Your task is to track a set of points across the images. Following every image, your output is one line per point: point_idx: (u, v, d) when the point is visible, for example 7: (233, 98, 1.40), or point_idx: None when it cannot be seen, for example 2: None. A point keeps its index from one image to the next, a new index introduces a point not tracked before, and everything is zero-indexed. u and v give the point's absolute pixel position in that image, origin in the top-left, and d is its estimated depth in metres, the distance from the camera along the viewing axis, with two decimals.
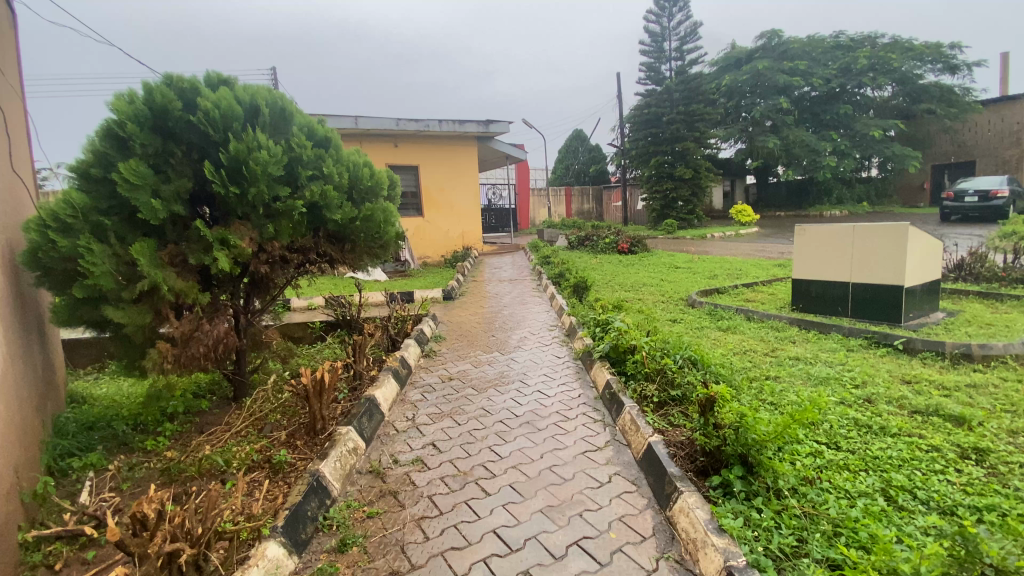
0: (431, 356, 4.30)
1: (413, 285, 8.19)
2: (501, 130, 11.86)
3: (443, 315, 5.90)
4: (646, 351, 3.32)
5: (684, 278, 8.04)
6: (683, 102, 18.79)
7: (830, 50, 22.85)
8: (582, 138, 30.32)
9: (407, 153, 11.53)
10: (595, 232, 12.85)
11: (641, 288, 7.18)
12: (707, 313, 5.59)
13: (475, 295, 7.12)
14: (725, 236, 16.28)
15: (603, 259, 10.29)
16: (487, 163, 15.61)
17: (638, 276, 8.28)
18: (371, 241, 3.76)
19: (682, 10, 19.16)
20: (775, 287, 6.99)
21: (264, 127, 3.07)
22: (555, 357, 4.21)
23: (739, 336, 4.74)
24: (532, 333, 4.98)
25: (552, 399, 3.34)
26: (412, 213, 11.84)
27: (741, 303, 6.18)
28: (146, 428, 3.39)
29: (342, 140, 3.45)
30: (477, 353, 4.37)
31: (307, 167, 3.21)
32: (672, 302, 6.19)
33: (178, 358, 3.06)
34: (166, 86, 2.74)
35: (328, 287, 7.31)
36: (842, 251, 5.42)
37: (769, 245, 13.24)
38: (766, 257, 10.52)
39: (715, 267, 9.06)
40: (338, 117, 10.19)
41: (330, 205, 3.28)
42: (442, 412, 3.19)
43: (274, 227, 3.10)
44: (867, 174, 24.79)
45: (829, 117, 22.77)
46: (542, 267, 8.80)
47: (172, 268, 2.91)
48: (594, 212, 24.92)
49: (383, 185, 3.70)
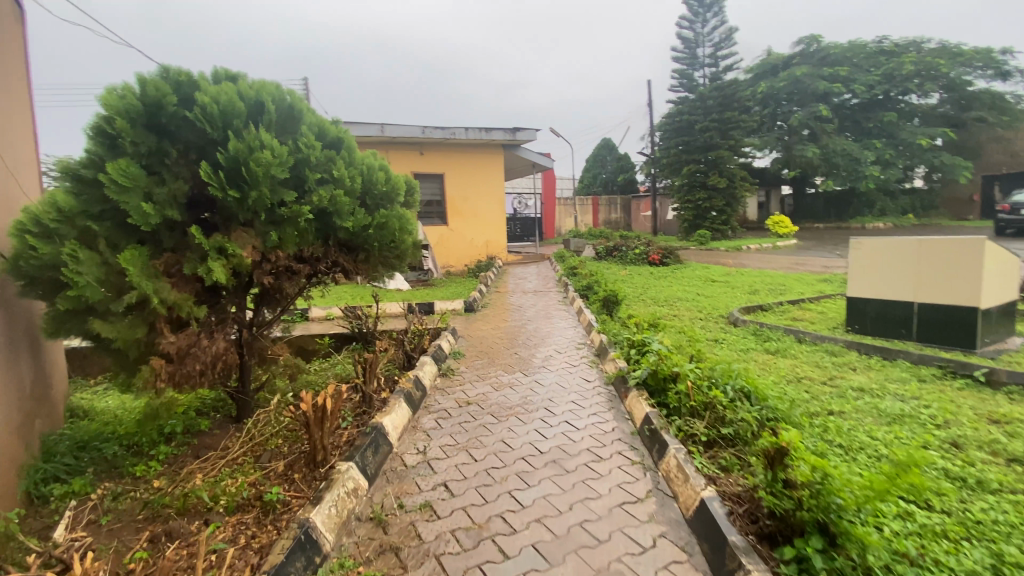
0: (449, 376, 3.96)
1: (435, 295, 7.91)
2: (528, 138, 11.58)
3: (463, 328, 5.56)
4: (692, 380, 2.91)
5: (721, 292, 7.55)
6: (717, 110, 18.20)
7: (872, 56, 21.92)
8: (610, 147, 29.85)
9: (432, 161, 11.33)
10: (623, 242, 12.40)
11: (676, 304, 6.72)
12: (751, 333, 5.13)
13: (498, 307, 6.79)
14: (761, 247, 15.56)
15: (633, 271, 9.83)
16: (514, 172, 15.33)
17: (671, 289, 7.81)
18: (386, 252, 3.46)
19: (717, 16, 18.60)
20: (824, 305, 6.43)
21: (270, 126, 2.79)
22: (584, 381, 3.80)
23: (790, 361, 4.27)
24: (559, 351, 4.61)
25: (582, 432, 2.95)
26: (436, 221, 11.62)
27: (787, 322, 5.67)
28: (141, 450, 3.13)
29: (355, 141, 3.15)
30: (498, 373, 4.02)
31: (317, 168, 2.92)
32: (711, 320, 5.73)
33: (172, 376, 2.80)
34: (162, 79, 2.50)
35: (347, 296, 7.09)
36: (906, 268, 4.87)
37: (809, 258, 12.53)
38: (808, 271, 9.88)
39: (753, 281, 8.53)
40: (363, 124, 10.06)
41: (340, 212, 2.98)
42: (457, 444, 2.84)
43: (278, 235, 2.81)
44: (912, 185, 23.60)
45: (872, 124, 21.77)
46: (568, 279, 8.41)
47: (166, 278, 2.66)
48: (621, 222, 24.39)
49: (400, 191, 3.39)
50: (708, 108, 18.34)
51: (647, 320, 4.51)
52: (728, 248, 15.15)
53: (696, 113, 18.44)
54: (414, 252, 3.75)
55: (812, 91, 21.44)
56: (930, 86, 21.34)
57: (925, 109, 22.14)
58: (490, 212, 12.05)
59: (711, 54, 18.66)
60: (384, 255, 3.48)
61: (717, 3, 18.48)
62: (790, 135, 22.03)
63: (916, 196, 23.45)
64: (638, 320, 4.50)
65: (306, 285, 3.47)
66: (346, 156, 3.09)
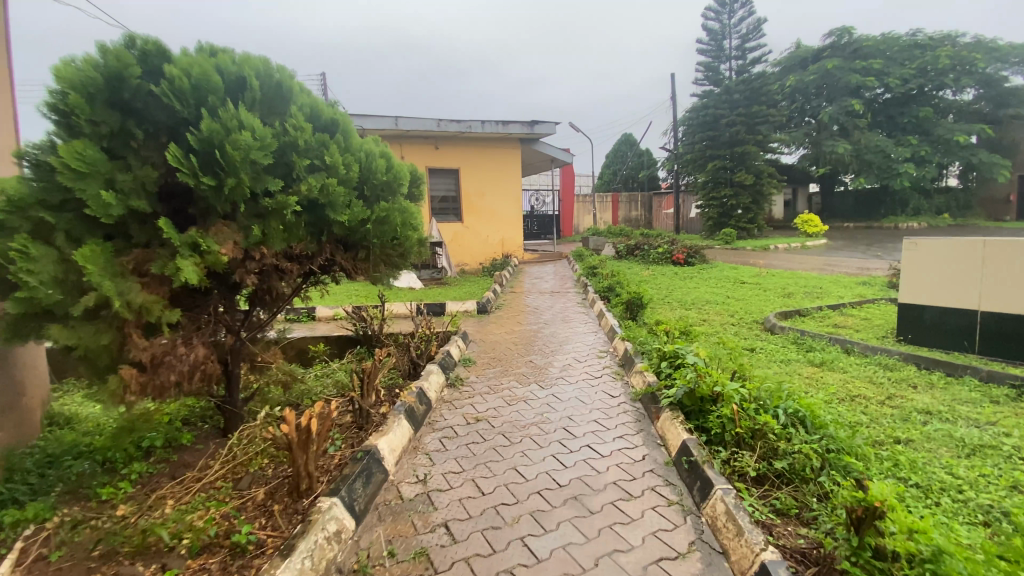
0: (457, 386, 3.58)
1: (447, 294, 7.58)
2: (547, 131, 11.16)
3: (475, 332, 5.18)
4: (737, 403, 2.50)
5: (752, 296, 7.05)
6: (743, 104, 17.58)
7: (907, 48, 20.95)
8: (631, 143, 29.21)
9: (448, 155, 10.97)
10: (645, 241, 11.91)
11: (704, 307, 6.27)
12: (790, 342, 4.68)
13: (513, 309, 6.39)
14: (789, 247, 14.89)
15: (655, 270, 9.37)
16: (532, 168, 14.93)
17: (698, 292, 7.34)
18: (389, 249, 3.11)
19: (745, 6, 17.88)
20: (867, 311, 5.92)
21: (253, 106, 2.45)
22: (608, 396, 3.38)
23: (839, 377, 3.81)
24: (578, 360, 4.20)
25: (608, 460, 2.54)
26: (451, 217, 11.28)
27: (830, 330, 5.18)
28: (115, 467, 2.82)
29: (352, 124, 2.78)
30: (512, 384, 3.62)
31: (309, 154, 2.56)
32: (745, 326, 5.28)
33: (144, 388, 2.48)
34: (126, 50, 2.18)
35: (356, 295, 6.79)
36: (967, 271, 4.35)
37: (841, 259, 11.91)
38: (842, 273, 9.31)
39: (785, 283, 8.01)
40: (377, 117, 9.73)
41: (334, 204, 2.62)
42: (463, 472, 2.45)
43: (262, 230, 2.46)
44: (947, 184, 22.57)
45: (906, 120, 20.78)
46: (588, 279, 7.99)
47: (135, 277, 2.33)
48: (642, 220, 23.81)
49: (404, 181, 3.01)
50: (734, 102, 17.72)
51: (676, 326, 4.09)
52: (754, 248, 14.54)
53: (722, 107, 17.77)
54: (421, 250, 3.39)
55: (844, 85, 20.57)
56: (968, 80, 20.33)
57: (962, 104, 21.12)
58: (506, 209, 11.66)
59: (737, 46, 17.97)
60: (387, 253, 3.12)
61: None
62: (819, 130, 21.20)
63: (952, 195, 22.41)
64: (667, 326, 4.07)
65: (301, 285, 3.13)
66: (342, 141, 2.72)
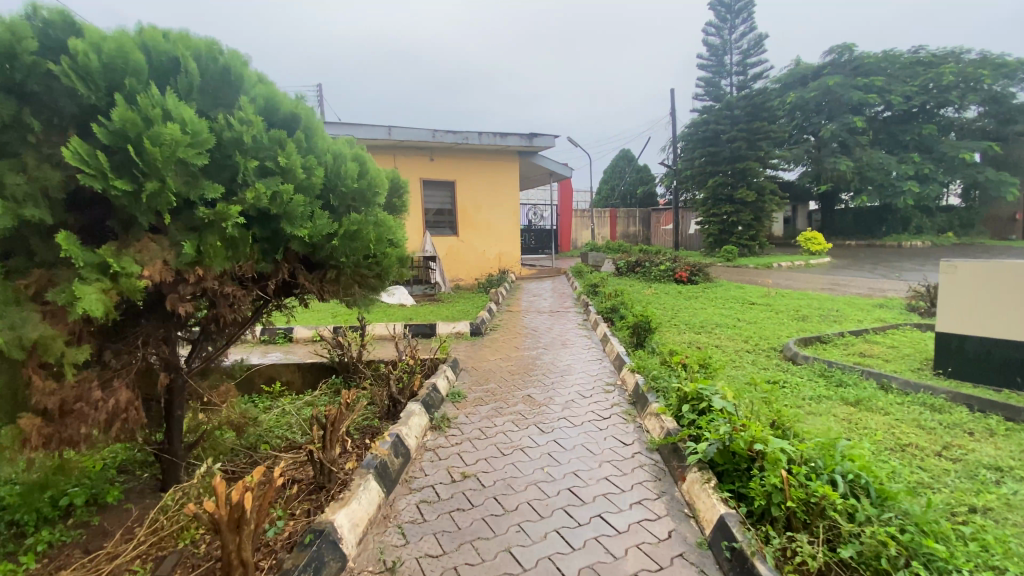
0: (443, 429, 3.06)
1: (439, 313, 7.07)
2: (546, 144, 10.78)
3: (467, 358, 4.65)
4: (786, 468, 2.00)
5: (766, 319, 6.57)
6: (745, 119, 17.33)
7: (908, 66, 20.84)
8: (629, 158, 28.97)
9: (443, 167, 10.52)
10: (647, 257, 11.48)
11: (715, 332, 5.81)
12: (818, 375, 4.22)
13: (509, 331, 5.87)
14: (793, 265, 14.53)
15: (659, 289, 8.92)
16: (530, 181, 14.54)
17: (706, 313, 6.88)
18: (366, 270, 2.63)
19: (746, 22, 17.71)
20: (893, 338, 5.48)
21: (190, 93, 1.97)
22: (619, 445, 2.87)
23: (884, 422, 3.34)
24: (582, 393, 3.69)
25: (625, 541, 2.03)
26: (446, 231, 10.81)
27: (857, 360, 4.73)
28: (22, 533, 2.29)
29: (317, 121, 2.30)
30: (506, 427, 3.10)
31: (258, 155, 2.06)
32: (763, 355, 4.82)
33: (46, 443, 1.96)
34: (21, 19, 1.70)
35: (339, 314, 6.29)
36: (1016, 297, 3.91)
37: (849, 278, 11.52)
38: (855, 294, 8.89)
39: (798, 305, 7.56)
40: (368, 127, 9.27)
41: (292, 215, 2.14)
42: (443, 557, 1.94)
43: (196, 247, 1.96)
44: (948, 202, 22.44)
45: (908, 138, 20.62)
46: (589, 298, 7.52)
47: (34, 305, 1.83)
48: (640, 235, 23.46)
49: (381, 189, 2.52)
50: (735, 118, 17.49)
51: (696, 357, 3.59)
52: (758, 265, 14.16)
53: (723, 123, 17.57)
54: (404, 271, 2.90)
55: (845, 102, 20.38)
56: (969, 99, 20.24)
57: (963, 123, 20.98)
58: (503, 223, 11.23)
59: (739, 62, 17.75)
60: (361, 274, 2.64)
61: (747, 9, 17.59)
62: (820, 147, 20.99)
63: (953, 213, 22.24)
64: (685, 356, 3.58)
65: (257, 313, 2.65)
66: (302, 140, 2.22)
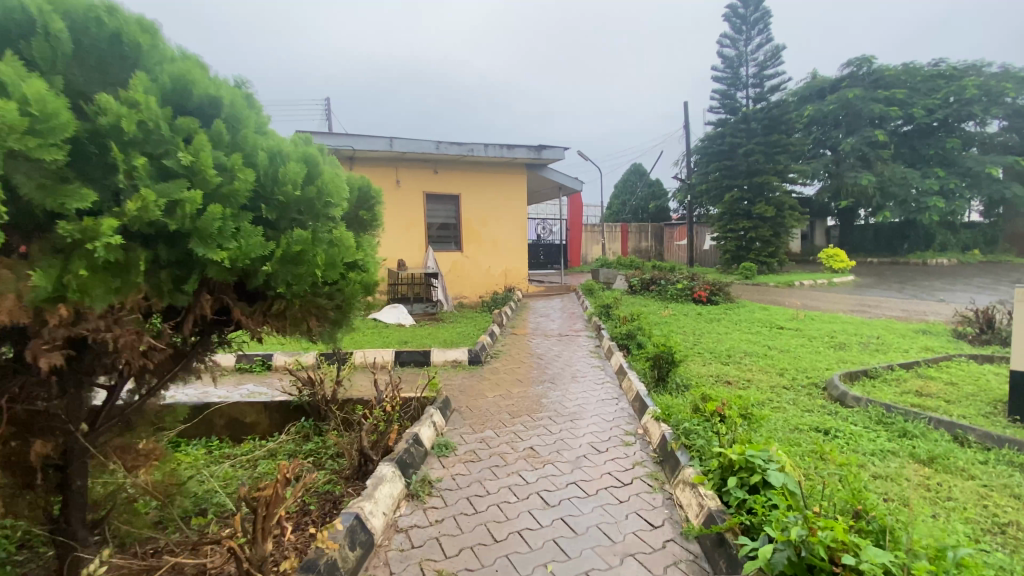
0: (421, 498, 2.46)
1: (438, 336, 6.48)
2: (555, 156, 10.25)
3: (462, 393, 4.01)
4: None
5: (799, 348, 5.90)
6: (761, 132, 16.75)
7: (929, 79, 20.15)
8: (641, 173, 28.37)
9: (448, 180, 9.98)
10: (661, 275, 10.84)
11: (744, 363, 5.17)
12: (874, 422, 3.56)
13: (512, 359, 5.23)
14: (815, 284, 13.81)
15: (677, 310, 8.27)
16: (539, 195, 13.99)
17: (731, 340, 6.24)
18: (323, 304, 2.07)
19: (762, 33, 17.16)
20: (949, 372, 4.79)
21: (53, 64, 1.43)
22: (646, 529, 2.24)
23: (972, 491, 2.68)
24: (597, 445, 3.06)
25: None
26: (450, 246, 10.24)
27: (915, 400, 4.05)
28: None
29: (245, 108, 1.74)
30: (501, 497, 2.47)
31: (148, 149, 1.50)
32: (805, 396, 4.17)
33: None
34: None
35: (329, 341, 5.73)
36: None
37: (876, 299, 10.81)
38: (888, 317, 8.20)
39: (832, 330, 6.86)
40: (369, 138, 8.74)
41: (205, 232, 1.59)
42: None
43: (57, 277, 1.39)
44: (971, 219, 21.63)
45: (930, 151, 19.88)
46: (601, 319, 6.91)
47: None
48: (652, 251, 22.82)
49: (337, 197, 1.93)
50: (751, 131, 16.95)
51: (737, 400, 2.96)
52: (778, 284, 13.45)
53: (739, 136, 17.01)
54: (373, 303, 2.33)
55: (865, 115, 19.70)
56: (995, 112, 19.52)
57: (987, 136, 20.25)
58: (512, 238, 10.70)
59: (755, 74, 17.16)
60: (314, 307, 2.07)
61: (763, 20, 17.08)
62: (839, 161, 20.29)
63: (977, 230, 21.43)
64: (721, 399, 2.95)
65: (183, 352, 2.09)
66: (221, 133, 1.64)
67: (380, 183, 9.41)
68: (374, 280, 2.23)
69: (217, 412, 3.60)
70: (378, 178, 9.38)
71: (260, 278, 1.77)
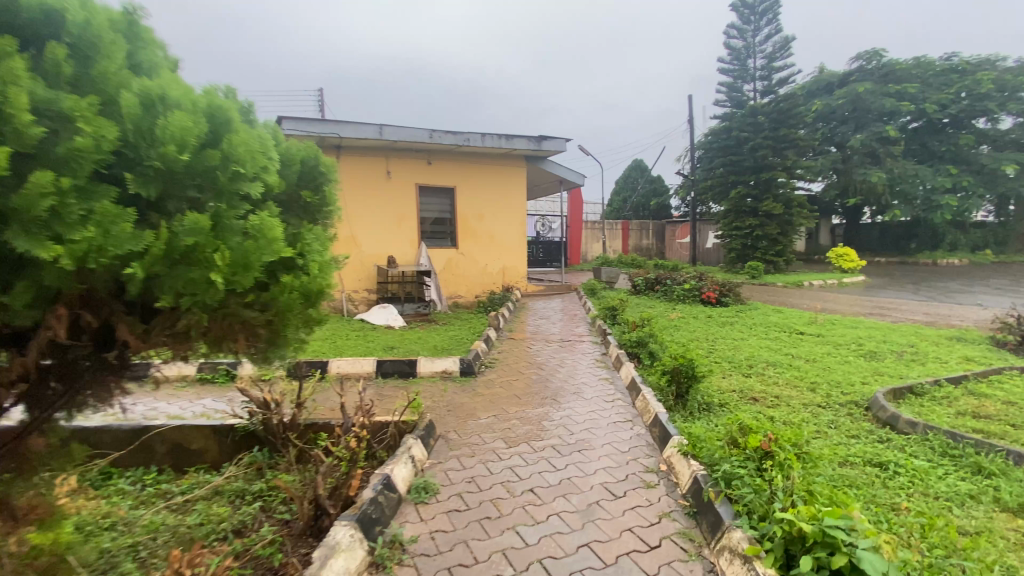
0: (388, 570, 1.88)
1: (429, 340, 5.91)
2: (556, 148, 9.66)
3: (451, 413, 3.43)
4: None
5: (826, 357, 5.34)
6: (769, 126, 16.17)
7: (941, 73, 19.55)
8: (643, 168, 27.71)
9: (442, 171, 9.37)
10: (667, 275, 10.26)
11: (770, 376, 4.62)
12: (939, 454, 3.04)
13: (509, 368, 4.64)
14: (825, 285, 13.27)
15: (686, 313, 7.71)
16: (538, 189, 13.41)
17: (750, 347, 5.68)
18: (246, 318, 1.52)
19: (771, 24, 16.55)
20: (1003, 389, 4.26)
21: None
22: None
23: None
24: (614, 489, 2.47)
25: None
26: (444, 242, 9.64)
27: (974, 422, 3.54)
28: None
29: (103, 27, 1.20)
30: (493, 568, 1.90)
31: None
32: (848, 420, 3.64)
33: None
34: None
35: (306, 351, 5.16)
36: None
37: (894, 302, 10.25)
38: (913, 322, 7.64)
39: (858, 337, 6.30)
40: (357, 124, 8.12)
41: (24, 215, 1.05)
42: None
43: None
44: (981, 218, 21.15)
45: (942, 148, 19.34)
46: (607, 323, 6.35)
47: None
48: (653, 249, 22.25)
49: (255, 166, 1.35)
50: (759, 125, 16.35)
51: (785, 430, 2.43)
52: (787, 284, 12.92)
53: (746, 130, 16.41)
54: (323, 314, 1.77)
55: (875, 110, 19.07)
56: (1009, 108, 18.93)
57: (1000, 133, 19.70)
58: (509, 234, 10.12)
59: (763, 66, 16.55)
60: (235, 323, 1.52)
61: (772, 10, 16.48)
62: (848, 157, 19.70)
63: (988, 230, 20.92)
64: (766, 429, 2.42)
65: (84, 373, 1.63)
66: (58, 62, 1.12)
67: (371, 174, 8.79)
68: (322, 283, 1.67)
69: (158, 437, 3.01)
70: (367, 168, 8.76)
71: (135, 284, 1.23)
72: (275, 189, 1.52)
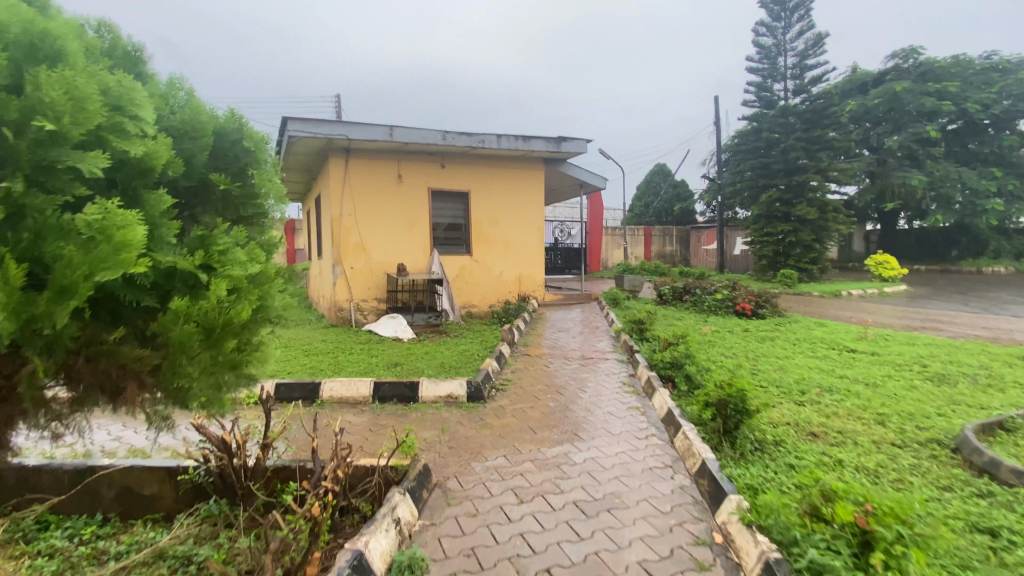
0: None
1: (437, 355, 5.41)
2: (576, 149, 9.12)
3: (455, 453, 2.87)
4: None
5: (889, 381, 4.66)
6: (802, 127, 15.41)
7: (985, 71, 18.48)
8: (665, 173, 26.88)
9: (456, 175, 8.90)
10: (696, 283, 9.60)
11: (827, 405, 3.98)
12: None
13: (524, 391, 4.09)
14: (866, 294, 12.43)
15: (719, 326, 7.05)
16: (558, 193, 12.87)
17: (797, 367, 5.02)
18: (122, 360, 1.50)
19: (802, 20, 15.79)
20: None
21: None
22: None
23: None
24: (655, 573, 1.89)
25: None
26: (457, 248, 9.12)
27: None
28: None
29: None
30: None
31: None
32: (934, 467, 3.01)
33: None
34: None
35: (299, 371, 4.70)
36: None
37: (946, 313, 9.43)
38: (974, 338, 6.87)
39: (918, 356, 5.58)
40: (366, 126, 7.66)
41: None
42: None
43: None
44: None
45: (986, 150, 18.24)
46: (632, 338, 5.76)
47: None
48: (677, 256, 21.44)
49: (70, 129, 1.30)
50: (790, 126, 15.61)
51: (886, 498, 1.89)
52: (824, 293, 12.14)
53: (777, 131, 15.67)
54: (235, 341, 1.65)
55: (914, 110, 18.04)
56: None
57: None
58: (527, 240, 9.59)
59: (795, 64, 15.77)
60: (110, 367, 1.52)
61: (804, 6, 15.71)
62: (885, 160, 18.69)
63: None
64: (857, 496, 1.89)
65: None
66: None
67: (381, 177, 8.34)
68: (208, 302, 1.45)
69: (104, 480, 2.53)
70: (377, 172, 8.32)
71: None
72: (147, 163, 1.49)
